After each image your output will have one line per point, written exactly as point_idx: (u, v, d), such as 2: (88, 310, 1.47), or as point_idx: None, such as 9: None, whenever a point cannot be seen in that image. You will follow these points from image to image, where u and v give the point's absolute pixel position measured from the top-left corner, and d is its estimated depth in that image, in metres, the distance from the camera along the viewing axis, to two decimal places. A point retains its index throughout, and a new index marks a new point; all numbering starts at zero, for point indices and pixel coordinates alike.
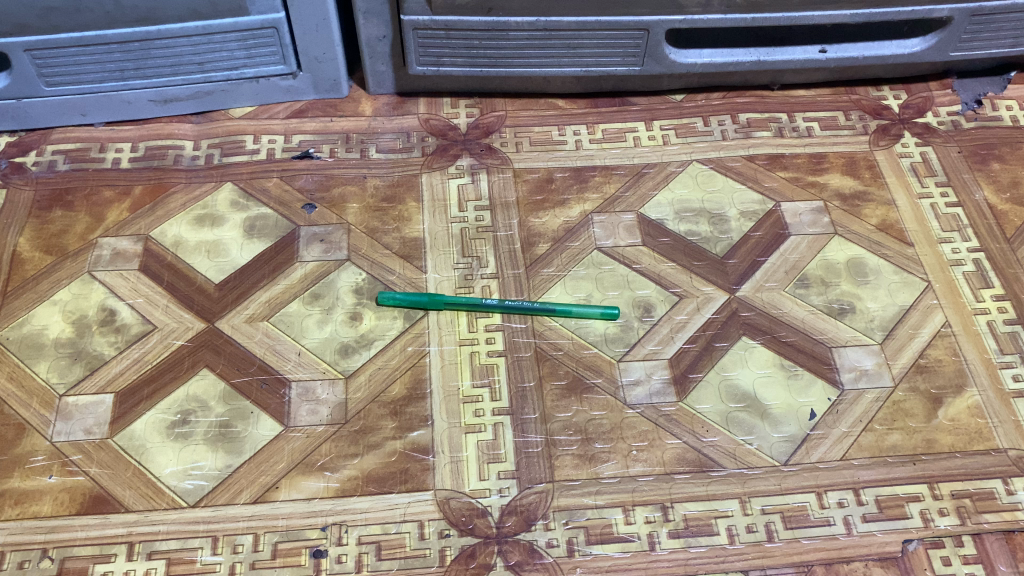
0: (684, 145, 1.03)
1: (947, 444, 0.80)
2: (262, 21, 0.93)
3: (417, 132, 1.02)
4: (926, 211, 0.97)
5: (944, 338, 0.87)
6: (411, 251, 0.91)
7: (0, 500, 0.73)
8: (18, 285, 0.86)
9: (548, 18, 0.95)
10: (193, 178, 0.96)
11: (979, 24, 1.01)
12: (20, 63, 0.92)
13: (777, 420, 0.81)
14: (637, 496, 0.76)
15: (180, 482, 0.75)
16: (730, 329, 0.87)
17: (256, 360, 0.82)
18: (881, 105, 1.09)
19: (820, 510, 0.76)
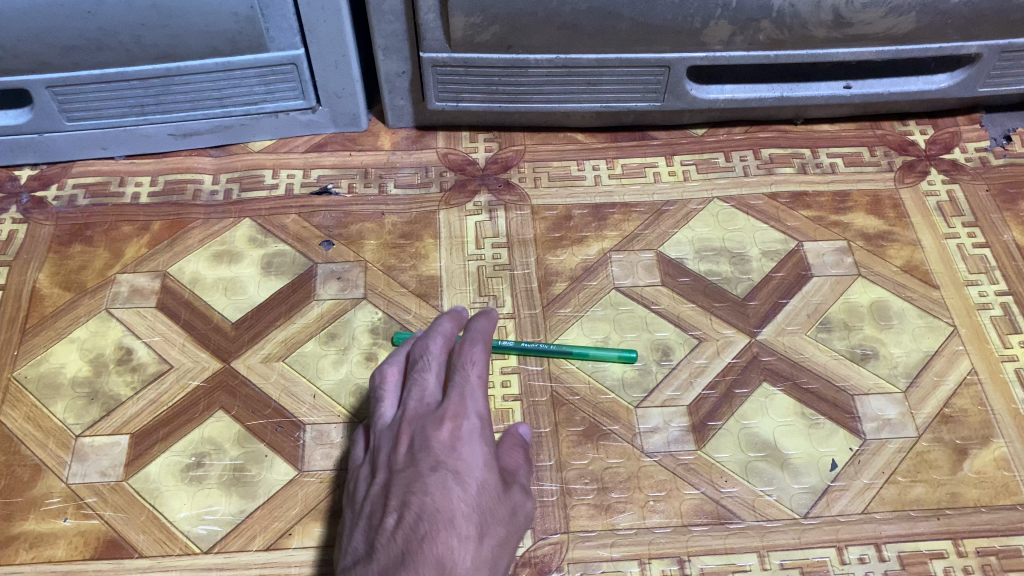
0: (704, 182, 1.02)
1: (972, 498, 0.78)
2: (281, 58, 0.93)
3: (435, 167, 1.02)
4: (953, 252, 0.95)
5: (970, 387, 0.85)
6: (428, 289, 0.90)
7: (15, 544, 0.73)
8: (37, 322, 0.87)
9: (569, 56, 0.94)
10: (212, 214, 0.96)
11: (1009, 60, 0.99)
12: (42, 99, 0.92)
13: (798, 471, 0.79)
14: (653, 548, 0.75)
15: (193, 527, 0.74)
16: (751, 374, 0.85)
17: (271, 403, 0.81)
18: (907, 141, 1.07)
19: (840, 566, 0.74)
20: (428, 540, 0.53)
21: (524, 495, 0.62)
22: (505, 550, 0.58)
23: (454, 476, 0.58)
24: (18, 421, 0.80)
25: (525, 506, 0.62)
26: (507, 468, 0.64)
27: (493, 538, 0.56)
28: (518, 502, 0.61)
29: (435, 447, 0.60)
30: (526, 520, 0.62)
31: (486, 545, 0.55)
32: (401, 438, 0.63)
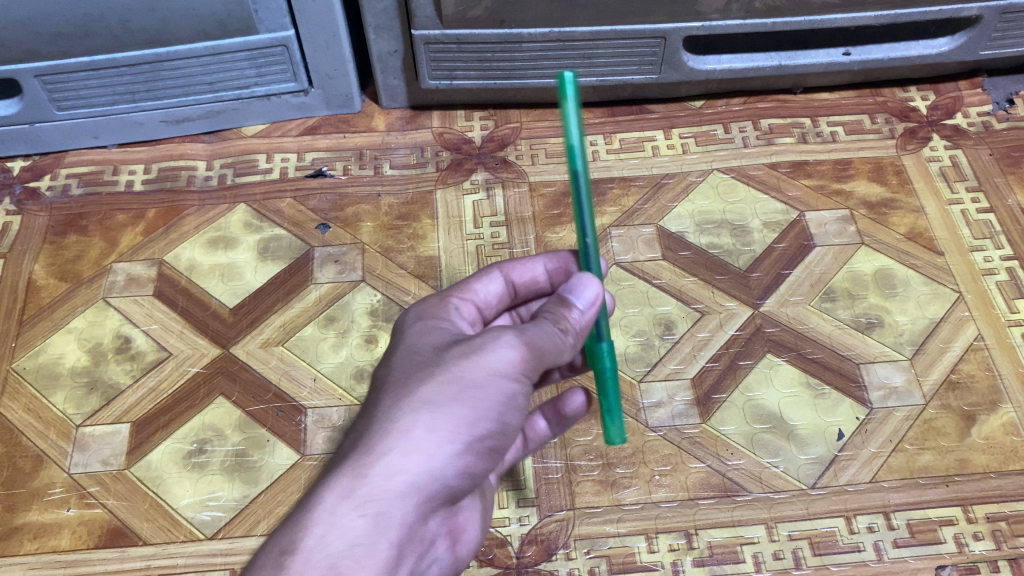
0: (704, 154, 1.00)
1: (981, 464, 0.77)
2: (271, 40, 0.92)
3: (430, 146, 1.01)
4: (957, 218, 0.94)
5: (977, 353, 0.84)
6: (426, 270, 0.89)
7: (19, 535, 0.73)
8: (34, 313, 0.86)
9: (563, 29, 0.92)
10: (206, 200, 0.95)
11: (1010, 22, 0.98)
12: (31, 88, 0.91)
13: (804, 442, 0.79)
14: (660, 523, 0.74)
15: (197, 514, 0.74)
16: (754, 346, 0.84)
17: (272, 388, 0.81)
18: (908, 107, 1.06)
19: (849, 535, 0.74)
20: (365, 410, 0.47)
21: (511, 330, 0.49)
22: (469, 387, 0.46)
23: (399, 338, 0.52)
24: (18, 413, 0.79)
25: (501, 348, 0.48)
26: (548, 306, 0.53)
27: (462, 357, 0.47)
28: (511, 335, 0.48)
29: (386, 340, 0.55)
30: (538, 354, 0.49)
31: (442, 378, 0.46)
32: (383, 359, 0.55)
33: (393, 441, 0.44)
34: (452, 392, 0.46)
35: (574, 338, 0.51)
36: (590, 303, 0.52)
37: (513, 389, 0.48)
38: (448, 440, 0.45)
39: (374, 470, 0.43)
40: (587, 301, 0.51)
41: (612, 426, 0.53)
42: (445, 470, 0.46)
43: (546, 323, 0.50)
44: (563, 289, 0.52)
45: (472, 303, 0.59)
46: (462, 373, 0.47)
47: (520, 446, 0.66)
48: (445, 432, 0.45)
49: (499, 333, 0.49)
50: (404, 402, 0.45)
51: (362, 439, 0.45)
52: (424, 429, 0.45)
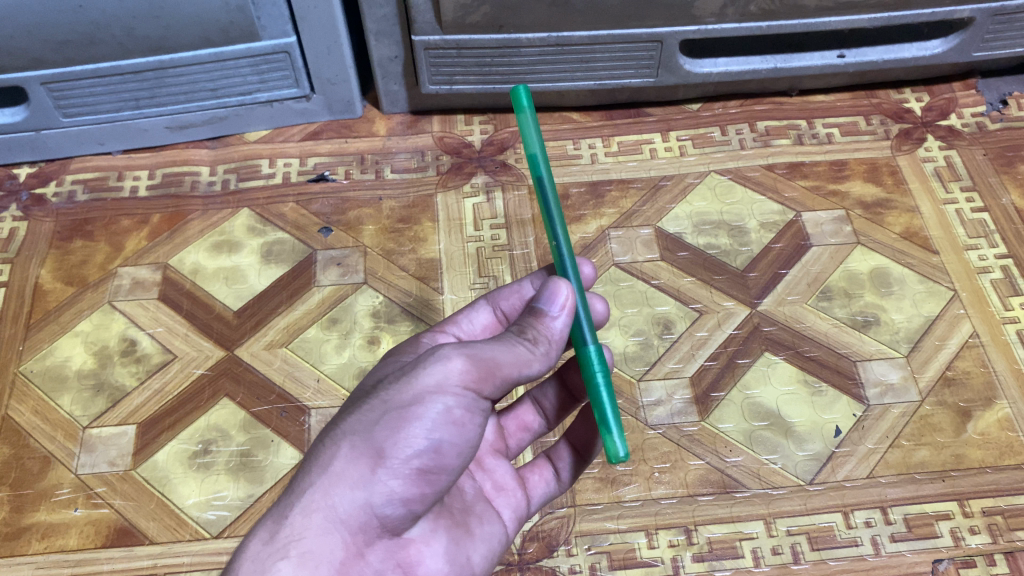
0: (701, 156, 1.02)
1: (977, 459, 0.78)
2: (274, 46, 0.93)
3: (431, 151, 1.02)
4: (951, 217, 0.95)
5: (972, 349, 0.85)
6: (428, 272, 0.90)
7: (27, 535, 0.74)
8: (41, 317, 0.87)
9: (561, 33, 0.94)
10: (210, 205, 0.97)
11: (1002, 23, 0.99)
12: (37, 96, 0.93)
13: (802, 438, 0.80)
14: (660, 519, 0.75)
15: (203, 513, 0.75)
16: (752, 344, 0.85)
17: (276, 388, 0.82)
18: (903, 109, 1.07)
19: (847, 530, 0.75)
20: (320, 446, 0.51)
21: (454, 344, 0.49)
22: (395, 411, 0.47)
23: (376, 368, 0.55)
24: (25, 415, 0.81)
25: (435, 364, 0.48)
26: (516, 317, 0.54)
27: (395, 382, 0.48)
28: (449, 349, 0.49)
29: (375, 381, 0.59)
30: (502, 362, 0.49)
31: (371, 406, 0.48)
32: None
33: (316, 477, 0.47)
34: (377, 419, 0.47)
35: (538, 343, 0.51)
36: (561, 310, 0.52)
37: (452, 405, 0.48)
38: (370, 469, 0.47)
39: (294, 511, 0.46)
40: (558, 306, 0.52)
41: (610, 440, 0.52)
42: (371, 498, 0.47)
43: (512, 338, 0.51)
44: (536, 300, 0.53)
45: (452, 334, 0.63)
46: (390, 401, 0.47)
47: (554, 477, 0.65)
48: (366, 461, 0.47)
49: (440, 349, 0.49)
50: (330, 438, 0.48)
51: (295, 479, 0.48)
52: (345, 461, 0.47)
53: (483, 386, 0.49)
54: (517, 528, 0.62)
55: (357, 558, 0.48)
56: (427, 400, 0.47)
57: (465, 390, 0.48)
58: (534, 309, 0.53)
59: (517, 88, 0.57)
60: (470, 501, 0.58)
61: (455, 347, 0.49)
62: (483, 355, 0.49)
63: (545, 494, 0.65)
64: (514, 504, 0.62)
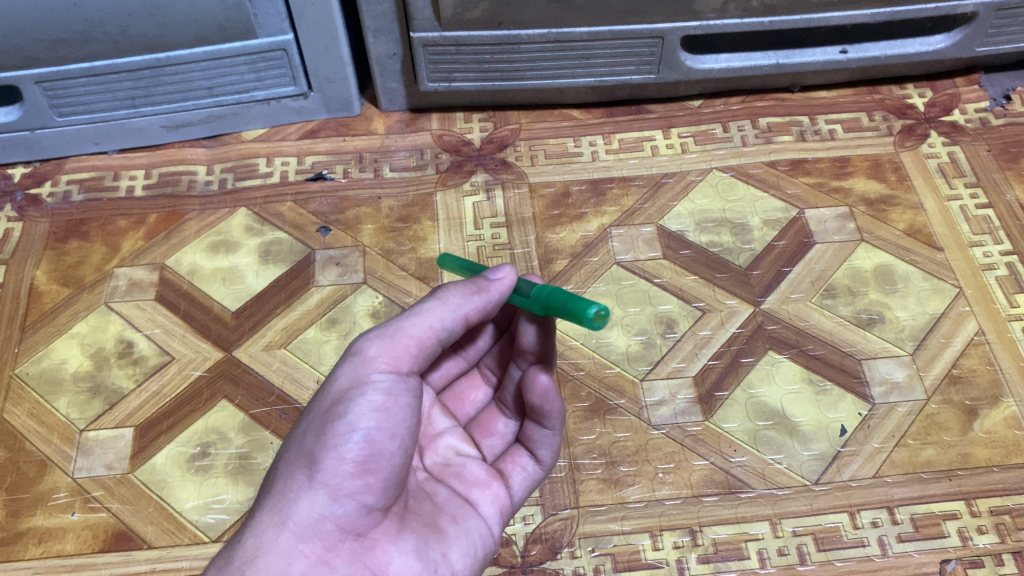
0: (703, 153, 1.01)
1: (984, 458, 0.77)
2: (271, 44, 0.92)
3: (430, 149, 1.01)
4: (956, 214, 0.94)
5: (977, 347, 0.84)
6: (428, 272, 0.89)
7: (24, 540, 0.73)
8: (37, 319, 0.86)
9: (561, 30, 0.93)
10: (207, 204, 0.96)
11: (1006, 18, 0.98)
12: (31, 95, 0.92)
13: (807, 438, 0.79)
14: (664, 520, 0.75)
15: (201, 517, 0.74)
16: (756, 343, 0.84)
17: (275, 390, 0.81)
18: (905, 104, 1.06)
19: (853, 530, 0.74)
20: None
21: (362, 339, 0.53)
22: (322, 409, 0.50)
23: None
24: (21, 418, 0.80)
25: (349, 362, 0.52)
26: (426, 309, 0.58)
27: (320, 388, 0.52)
28: (357, 344, 0.53)
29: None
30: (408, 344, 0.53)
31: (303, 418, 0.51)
32: None
33: (268, 490, 0.49)
34: (311, 424, 0.50)
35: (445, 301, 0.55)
36: (502, 276, 0.56)
37: (374, 390, 0.50)
38: (313, 470, 0.48)
39: (250, 533, 0.48)
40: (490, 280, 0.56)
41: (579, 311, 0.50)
42: (318, 498, 0.48)
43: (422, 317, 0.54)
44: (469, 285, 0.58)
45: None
46: (317, 408, 0.51)
47: (532, 462, 0.64)
48: (308, 462, 0.48)
49: (348, 349, 0.53)
50: (279, 459, 0.50)
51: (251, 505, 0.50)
52: (292, 472, 0.49)
53: (398, 362, 0.52)
54: (503, 521, 0.61)
55: (322, 566, 0.47)
56: (350, 391, 0.50)
57: (384, 372, 0.51)
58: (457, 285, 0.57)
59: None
60: (443, 503, 0.57)
61: (365, 341, 0.53)
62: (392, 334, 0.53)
63: (524, 479, 0.63)
64: (493, 497, 0.60)
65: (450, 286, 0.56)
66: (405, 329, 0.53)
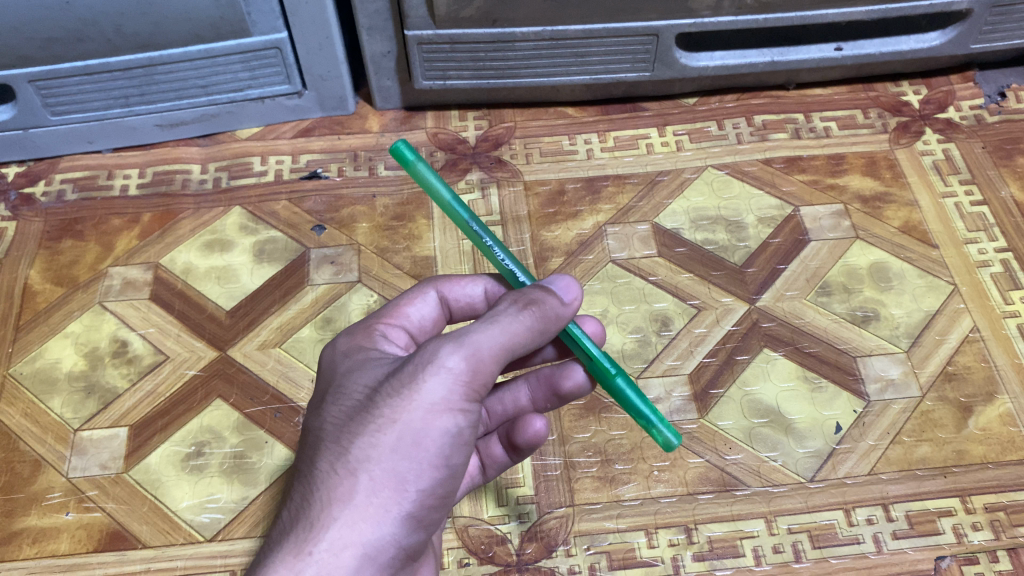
0: (698, 151, 1.01)
1: (978, 455, 0.77)
2: (265, 42, 0.92)
3: (425, 147, 1.01)
4: (951, 211, 0.94)
5: (972, 344, 0.84)
6: (423, 270, 0.89)
7: (18, 540, 0.73)
8: (30, 318, 0.86)
9: (556, 28, 0.93)
10: (201, 203, 0.95)
11: (1000, 15, 0.98)
12: (24, 94, 0.92)
13: (802, 435, 0.79)
14: (660, 518, 0.75)
15: (196, 516, 0.74)
16: (752, 340, 0.84)
17: (269, 389, 0.81)
18: (900, 102, 1.06)
19: (848, 528, 0.74)
20: (302, 468, 0.48)
21: (448, 347, 0.47)
22: (405, 432, 0.46)
23: (336, 397, 0.49)
24: (15, 418, 0.79)
25: (439, 374, 0.46)
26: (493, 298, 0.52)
27: (395, 398, 0.46)
28: (448, 356, 0.47)
29: (316, 408, 0.51)
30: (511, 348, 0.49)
31: (379, 431, 0.46)
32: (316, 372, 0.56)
33: (335, 512, 0.45)
34: (384, 443, 0.46)
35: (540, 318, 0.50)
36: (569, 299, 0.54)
37: (461, 417, 0.47)
38: (394, 499, 0.46)
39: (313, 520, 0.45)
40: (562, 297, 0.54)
41: (659, 432, 0.54)
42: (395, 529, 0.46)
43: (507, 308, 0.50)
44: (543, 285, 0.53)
45: (402, 325, 0.59)
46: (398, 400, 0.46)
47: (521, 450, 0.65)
48: (390, 489, 0.46)
49: (435, 356, 0.47)
50: (338, 469, 0.46)
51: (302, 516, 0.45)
52: (367, 495, 0.45)
53: (485, 384, 0.48)
54: None
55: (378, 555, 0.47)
56: (446, 416, 0.47)
57: (470, 396, 0.48)
58: (538, 289, 0.52)
59: (398, 145, 0.58)
60: None
61: (452, 351, 0.47)
62: (484, 354, 0.47)
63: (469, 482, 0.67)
64: None
65: (537, 298, 0.51)
66: (498, 346, 0.48)
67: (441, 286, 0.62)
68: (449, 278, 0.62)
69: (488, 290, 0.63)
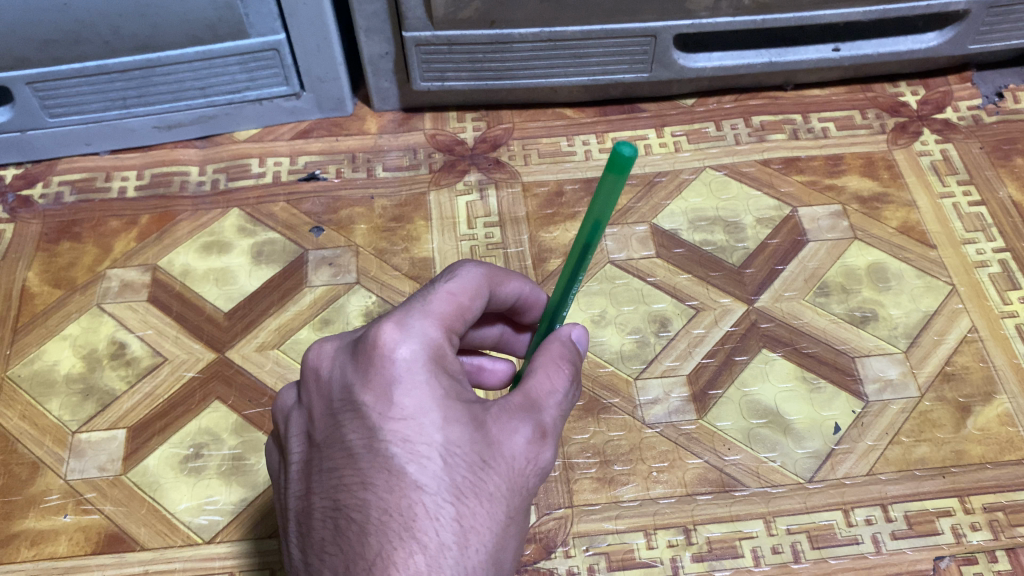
0: (696, 152, 1.01)
1: (977, 455, 0.77)
2: (263, 44, 0.92)
3: (423, 148, 1.01)
4: (949, 211, 0.94)
5: (970, 345, 0.84)
6: (421, 271, 0.89)
7: (16, 543, 0.73)
8: (28, 320, 0.86)
9: (554, 29, 0.93)
10: (200, 205, 0.95)
11: (998, 15, 0.99)
12: (22, 96, 0.92)
13: (800, 436, 0.79)
14: (659, 519, 0.75)
15: (194, 518, 0.74)
16: (750, 341, 0.84)
17: (268, 391, 0.80)
18: (898, 102, 1.06)
19: (847, 528, 0.74)
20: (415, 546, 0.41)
21: (547, 443, 0.48)
22: (513, 530, 0.46)
23: (447, 468, 0.43)
24: (13, 420, 0.79)
25: (540, 468, 0.47)
26: (544, 353, 0.52)
27: (517, 493, 0.46)
28: (551, 453, 0.48)
29: (410, 462, 0.43)
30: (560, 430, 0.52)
31: (501, 531, 0.44)
32: (364, 385, 0.45)
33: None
34: (502, 542, 0.45)
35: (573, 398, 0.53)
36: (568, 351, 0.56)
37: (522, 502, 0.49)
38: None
39: None
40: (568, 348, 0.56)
41: None
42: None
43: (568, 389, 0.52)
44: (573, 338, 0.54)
45: (455, 329, 0.49)
46: (514, 498, 0.45)
47: None
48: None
49: (544, 452, 0.47)
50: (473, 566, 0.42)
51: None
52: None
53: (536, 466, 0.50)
54: None
55: None
56: (527, 505, 0.47)
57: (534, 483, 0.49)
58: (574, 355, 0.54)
59: (624, 154, 0.39)
60: None
61: (549, 449, 0.48)
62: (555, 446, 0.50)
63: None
64: None
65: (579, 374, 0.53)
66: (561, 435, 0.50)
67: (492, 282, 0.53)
68: (501, 275, 0.54)
69: (525, 293, 0.58)
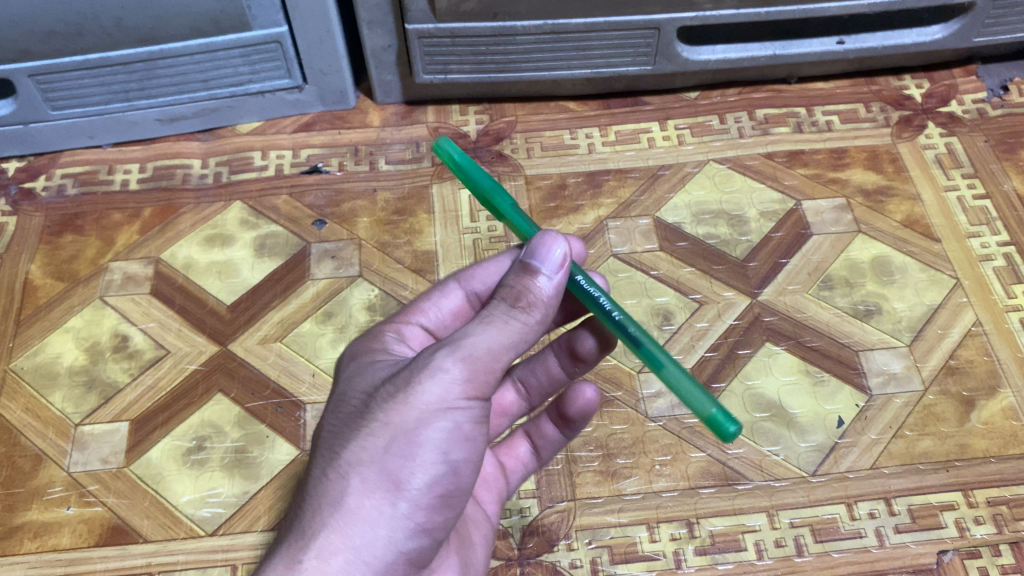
0: (700, 145, 1.00)
1: (981, 449, 0.77)
2: (265, 36, 0.92)
3: (426, 141, 1.01)
4: (953, 205, 0.94)
5: (975, 338, 0.84)
6: (424, 264, 0.89)
7: (19, 535, 0.73)
8: (31, 313, 0.86)
9: (557, 21, 0.93)
10: (202, 197, 0.95)
11: (1003, 8, 0.98)
12: (24, 88, 0.92)
13: (804, 429, 0.79)
14: (661, 512, 0.74)
15: (197, 510, 0.74)
16: (753, 335, 0.84)
17: (270, 383, 0.80)
18: (903, 95, 1.06)
19: (850, 522, 0.74)
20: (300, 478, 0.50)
21: (443, 350, 0.47)
22: (399, 432, 0.46)
23: (338, 405, 0.50)
24: (16, 413, 0.79)
25: (427, 374, 0.46)
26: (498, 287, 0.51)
27: (391, 401, 0.47)
28: (443, 358, 0.46)
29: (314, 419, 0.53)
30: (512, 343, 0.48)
31: (372, 433, 0.46)
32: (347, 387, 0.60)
33: (326, 517, 0.45)
34: (380, 443, 0.46)
35: (534, 309, 0.48)
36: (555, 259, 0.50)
37: (457, 415, 0.47)
38: (386, 499, 0.46)
39: (308, 514, 0.46)
40: (553, 264, 0.49)
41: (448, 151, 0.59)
42: (393, 531, 0.47)
43: (504, 301, 0.49)
44: (525, 257, 0.50)
45: (420, 324, 0.60)
46: (388, 404, 0.47)
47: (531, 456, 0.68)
48: (383, 492, 0.46)
49: (432, 359, 0.47)
50: (331, 471, 0.46)
51: (298, 519, 0.46)
52: (358, 496, 0.46)
53: (487, 383, 0.48)
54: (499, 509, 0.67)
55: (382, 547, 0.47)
56: (446, 410, 0.47)
57: (469, 395, 0.47)
58: (516, 275, 0.49)
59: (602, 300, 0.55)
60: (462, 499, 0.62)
61: (447, 353, 0.47)
62: (480, 353, 0.47)
63: (523, 471, 0.68)
64: (494, 493, 0.66)
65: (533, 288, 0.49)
66: (497, 346, 0.47)
67: (462, 279, 0.61)
68: (470, 267, 0.61)
69: None
